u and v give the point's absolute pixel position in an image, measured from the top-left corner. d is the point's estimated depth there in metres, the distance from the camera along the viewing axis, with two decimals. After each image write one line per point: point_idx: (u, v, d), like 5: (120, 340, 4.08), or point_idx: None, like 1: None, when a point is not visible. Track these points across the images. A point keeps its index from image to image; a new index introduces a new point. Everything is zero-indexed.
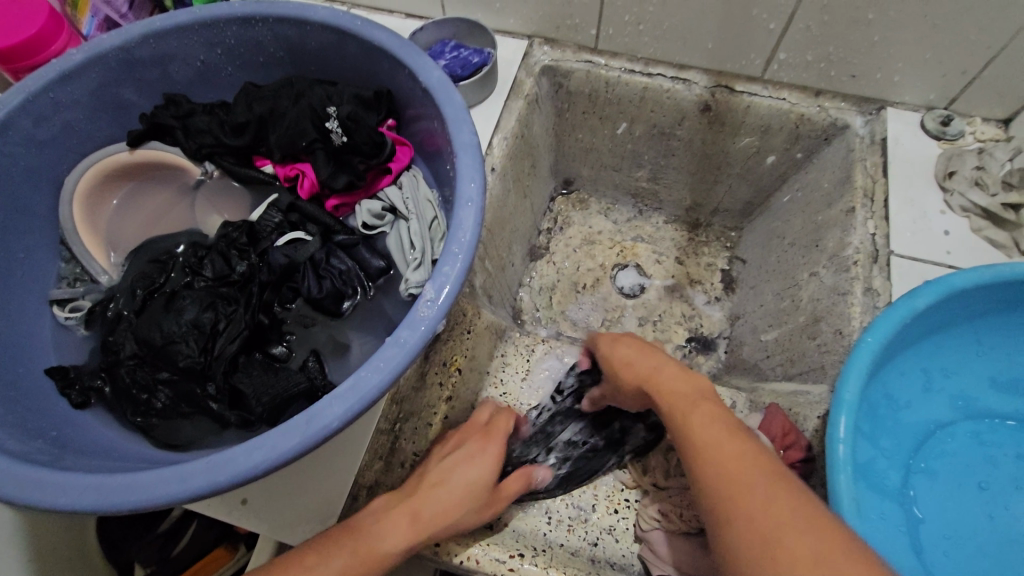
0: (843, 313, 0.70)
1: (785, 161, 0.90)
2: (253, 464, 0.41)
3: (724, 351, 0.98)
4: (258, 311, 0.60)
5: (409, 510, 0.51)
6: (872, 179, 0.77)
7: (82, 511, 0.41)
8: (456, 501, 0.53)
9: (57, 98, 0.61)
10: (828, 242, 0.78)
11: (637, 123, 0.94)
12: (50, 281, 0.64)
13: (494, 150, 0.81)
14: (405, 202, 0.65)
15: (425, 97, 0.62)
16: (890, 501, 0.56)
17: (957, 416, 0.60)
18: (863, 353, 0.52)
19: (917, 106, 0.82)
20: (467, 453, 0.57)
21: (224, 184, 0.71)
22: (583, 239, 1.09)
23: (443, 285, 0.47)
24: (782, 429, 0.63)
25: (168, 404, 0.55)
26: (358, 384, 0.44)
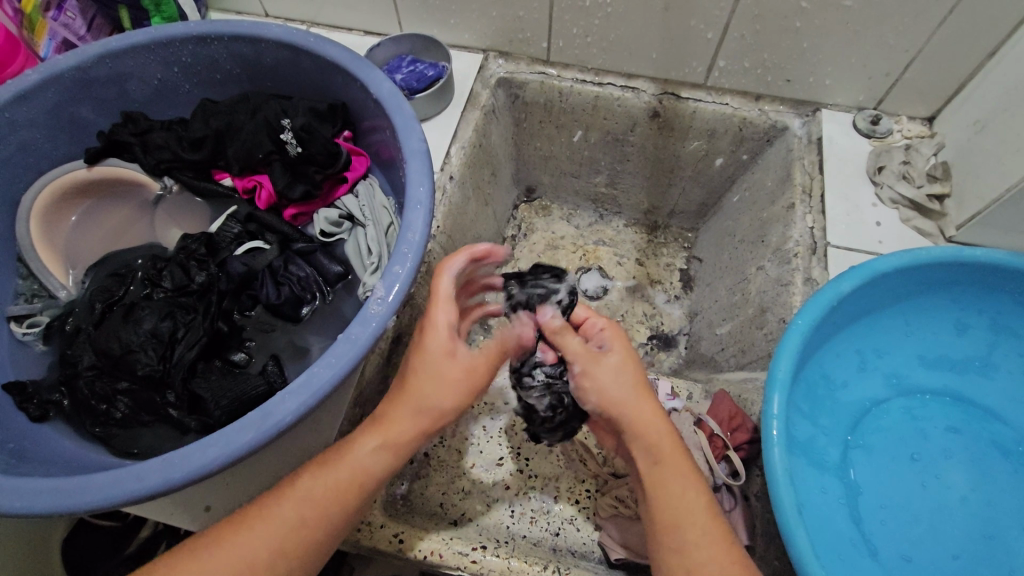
0: (785, 302, 0.73)
1: (732, 162, 0.95)
2: (208, 459, 0.42)
3: (684, 347, 1.01)
4: (217, 319, 0.61)
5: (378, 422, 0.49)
6: (810, 176, 0.82)
7: (39, 513, 0.41)
8: (425, 387, 0.49)
9: (12, 118, 0.62)
10: (772, 236, 0.83)
11: (592, 130, 0.98)
12: (7, 298, 0.65)
13: (451, 159, 0.84)
14: (362, 209, 0.67)
15: (377, 107, 0.64)
16: (830, 476, 0.59)
17: (891, 393, 0.64)
18: (794, 334, 0.55)
19: (849, 107, 0.87)
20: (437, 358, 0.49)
21: (184, 198, 0.73)
22: (547, 244, 1.12)
23: (393, 283, 0.50)
24: (728, 412, 0.65)
25: (128, 413, 0.56)
26: (311, 379, 0.45)
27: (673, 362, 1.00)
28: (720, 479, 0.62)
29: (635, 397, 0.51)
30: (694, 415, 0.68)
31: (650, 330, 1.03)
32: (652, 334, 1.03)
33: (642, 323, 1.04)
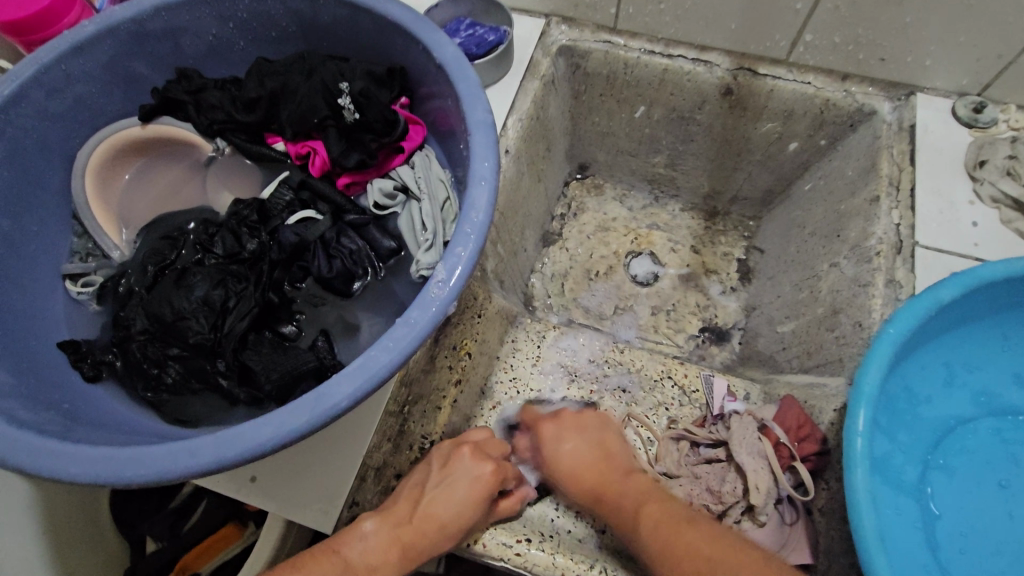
0: (863, 305, 0.68)
1: (807, 148, 0.88)
2: (260, 440, 0.41)
3: (738, 342, 0.96)
4: (268, 289, 0.59)
5: (398, 542, 0.52)
6: (898, 167, 0.74)
7: (91, 481, 0.41)
8: (440, 529, 0.54)
9: (70, 71, 0.60)
10: (850, 232, 0.76)
11: (656, 106, 0.92)
12: (62, 256, 0.64)
13: (509, 131, 0.80)
14: (417, 181, 0.64)
15: (438, 73, 0.60)
16: (905, 497, 0.55)
17: (979, 413, 0.59)
18: (884, 344, 0.50)
19: (949, 92, 0.78)
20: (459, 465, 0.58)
21: (236, 161, 0.70)
22: (598, 226, 1.07)
23: (454, 266, 0.46)
24: (796, 420, 0.61)
25: (178, 380, 0.55)
26: (367, 363, 0.43)
27: (725, 357, 0.95)
28: (785, 492, 0.59)
29: (590, 450, 0.63)
30: (758, 420, 0.64)
31: (702, 321, 0.99)
32: (704, 326, 0.98)
33: (695, 314, 0.99)
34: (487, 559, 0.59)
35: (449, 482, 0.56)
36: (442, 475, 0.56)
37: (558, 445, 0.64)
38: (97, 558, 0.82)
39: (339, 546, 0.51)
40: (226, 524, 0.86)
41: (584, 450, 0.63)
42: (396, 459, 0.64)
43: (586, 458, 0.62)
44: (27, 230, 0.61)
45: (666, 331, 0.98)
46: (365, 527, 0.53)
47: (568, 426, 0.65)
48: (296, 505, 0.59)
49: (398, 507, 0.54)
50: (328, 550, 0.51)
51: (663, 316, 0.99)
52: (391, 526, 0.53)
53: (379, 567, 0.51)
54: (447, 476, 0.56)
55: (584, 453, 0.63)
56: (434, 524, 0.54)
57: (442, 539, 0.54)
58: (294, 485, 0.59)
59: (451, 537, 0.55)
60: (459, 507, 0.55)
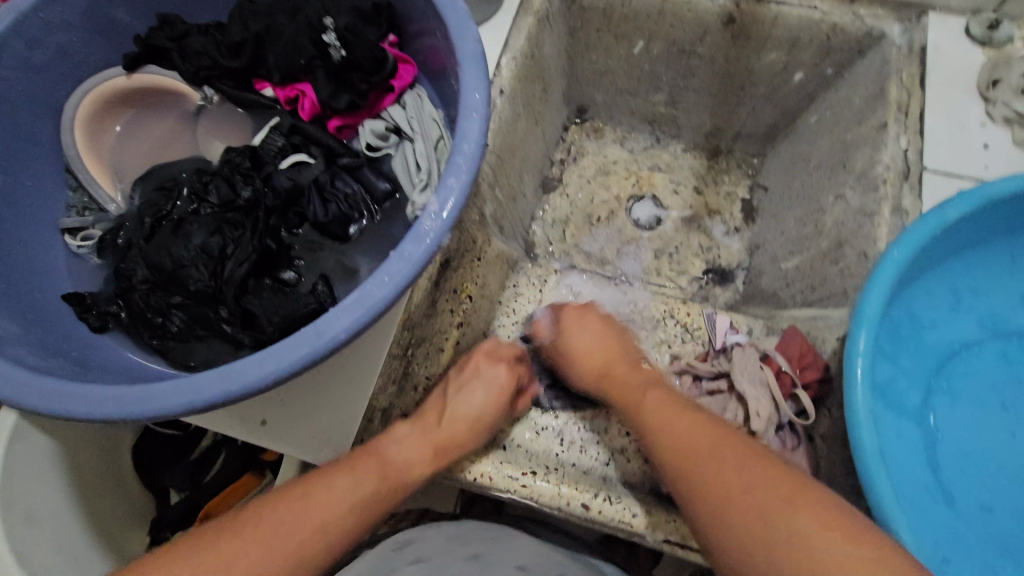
0: (868, 235, 0.67)
1: (813, 78, 0.85)
2: (264, 373, 0.42)
3: (742, 282, 0.96)
4: (266, 236, 0.59)
5: (432, 443, 0.56)
6: (908, 92, 0.72)
7: (103, 419, 0.42)
8: (469, 428, 0.59)
9: (48, 19, 0.58)
10: (856, 161, 0.74)
11: (655, 40, 0.89)
12: (59, 210, 0.64)
13: (502, 71, 0.77)
14: (409, 121, 0.62)
15: (426, 7, 0.58)
16: (908, 420, 0.55)
17: (985, 335, 0.58)
18: (889, 267, 0.50)
19: (963, 10, 0.75)
20: (477, 371, 0.63)
21: (225, 110, 0.69)
22: (598, 170, 1.06)
23: (448, 197, 0.46)
24: (799, 350, 0.61)
25: (184, 327, 0.55)
26: (364, 296, 0.43)
27: (729, 298, 0.95)
28: (786, 418, 0.60)
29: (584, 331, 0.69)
30: (760, 352, 0.65)
31: (706, 263, 0.98)
32: (707, 267, 0.98)
33: (698, 256, 0.98)
34: (495, 491, 0.61)
35: (468, 386, 0.61)
36: (460, 382, 0.62)
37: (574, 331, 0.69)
38: (123, 508, 0.86)
39: (377, 448, 0.54)
40: (244, 474, 0.90)
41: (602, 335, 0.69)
42: (400, 401, 0.65)
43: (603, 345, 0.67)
44: (20, 184, 0.61)
45: (669, 274, 0.97)
46: (398, 432, 0.56)
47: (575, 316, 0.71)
48: (310, 445, 0.60)
49: (427, 416, 0.58)
50: (368, 452, 0.53)
51: (666, 259, 0.98)
52: (422, 430, 0.56)
53: (417, 463, 0.54)
54: (465, 383, 0.61)
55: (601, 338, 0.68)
56: (464, 424, 0.58)
57: (474, 435, 0.59)
58: (306, 427, 0.61)
59: (479, 434, 0.60)
60: (482, 405, 0.60)
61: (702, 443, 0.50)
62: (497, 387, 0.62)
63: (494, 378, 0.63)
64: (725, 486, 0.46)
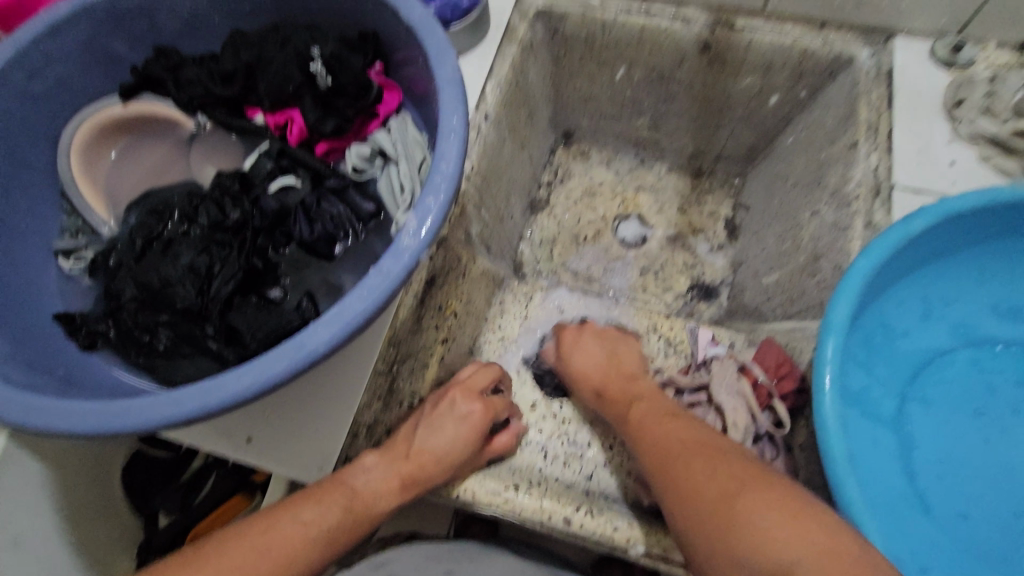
0: (842, 249, 0.68)
1: (789, 101, 0.88)
2: (243, 386, 0.43)
3: (726, 298, 0.97)
4: (252, 255, 0.60)
5: (398, 474, 0.56)
6: (877, 112, 0.74)
7: (85, 433, 0.43)
8: (436, 464, 0.58)
9: (48, 51, 0.62)
10: (830, 179, 0.76)
11: (636, 67, 0.92)
12: (53, 232, 0.66)
13: (486, 97, 0.80)
14: (394, 145, 0.65)
15: (409, 36, 0.61)
16: (883, 428, 0.56)
17: (957, 343, 0.59)
18: (854, 277, 0.51)
19: (927, 34, 0.78)
20: (449, 407, 0.62)
21: (217, 137, 0.71)
22: (585, 191, 1.08)
23: (425, 216, 0.48)
24: (776, 360, 0.63)
25: (170, 345, 0.57)
26: (343, 310, 0.44)
27: (713, 313, 0.97)
28: (763, 427, 0.60)
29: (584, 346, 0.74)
30: (738, 362, 0.65)
31: (690, 280, 0.99)
32: (692, 284, 0.99)
33: (683, 273, 1.00)
34: (478, 507, 0.61)
35: (437, 420, 0.60)
36: (432, 417, 0.61)
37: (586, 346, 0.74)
38: (111, 534, 0.85)
39: (344, 478, 0.55)
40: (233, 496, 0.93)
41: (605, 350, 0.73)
42: (386, 416, 0.65)
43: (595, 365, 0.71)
44: (17, 207, 0.63)
45: (654, 291, 0.99)
46: (366, 462, 0.56)
47: (589, 336, 0.75)
48: (294, 463, 0.61)
49: (396, 446, 0.58)
50: (335, 481, 0.54)
51: (651, 277, 1.00)
52: (388, 461, 0.57)
53: (382, 494, 0.55)
54: (436, 417, 0.61)
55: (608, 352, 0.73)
56: (429, 459, 0.57)
57: (443, 470, 0.58)
58: (291, 442, 0.61)
59: (446, 471, 0.58)
60: (451, 442, 0.59)
61: (703, 475, 0.50)
62: (470, 426, 0.61)
63: (467, 414, 0.62)
64: (735, 504, 0.45)
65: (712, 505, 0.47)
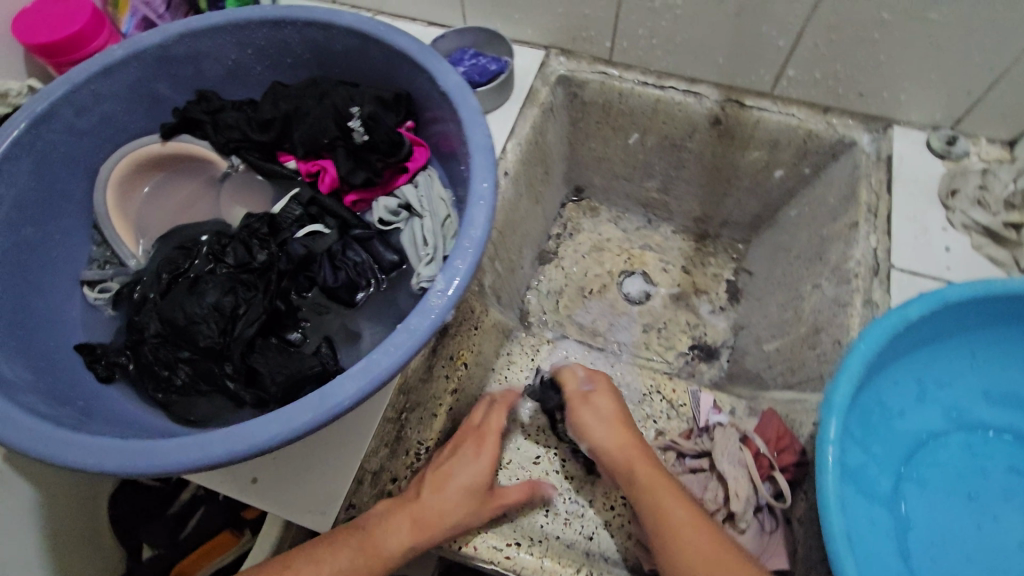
0: (842, 324, 0.71)
1: (793, 176, 0.92)
2: (268, 435, 0.44)
3: (727, 360, 0.99)
4: (276, 298, 0.63)
5: (410, 515, 0.56)
6: (876, 196, 0.78)
7: (106, 472, 0.43)
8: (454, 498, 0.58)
9: (97, 91, 0.65)
10: (831, 255, 0.80)
11: (649, 134, 0.97)
12: (82, 263, 0.68)
13: (507, 155, 0.84)
14: (419, 199, 0.68)
15: (442, 100, 0.65)
16: (879, 507, 0.58)
17: (950, 427, 0.62)
18: (856, 359, 0.53)
19: (924, 125, 0.83)
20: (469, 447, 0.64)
21: (248, 178, 0.74)
22: (593, 246, 1.11)
23: (453, 277, 0.50)
24: (776, 432, 0.64)
25: (188, 381, 0.58)
26: (369, 366, 0.46)
27: (714, 374, 0.98)
28: (764, 499, 0.62)
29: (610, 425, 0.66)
30: (740, 431, 0.67)
31: (692, 340, 1.02)
32: (694, 344, 1.01)
33: (685, 332, 1.02)
34: (478, 562, 0.61)
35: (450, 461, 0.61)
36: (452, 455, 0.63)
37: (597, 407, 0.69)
38: (98, 563, 0.82)
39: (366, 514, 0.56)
40: (222, 531, 0.88)
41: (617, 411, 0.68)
42: (392, 464, 0.65)
43: (612, 424, 0.66)
44: (51, 238, 0.64)
45: (657, 349, 1.01)
46: (379, 507, 0.58)
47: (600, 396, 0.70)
48: (297, 506, 0.61)
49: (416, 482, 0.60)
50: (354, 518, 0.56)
51: (654, 334, 1.02)
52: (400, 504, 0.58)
53: (393, 536, 0.55)
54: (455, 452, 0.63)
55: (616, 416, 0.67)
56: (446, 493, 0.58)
57: (459, 509, 0.58)
58: (295, 485, 0.62)
59: (462, 506, 0.59)
60: (468, 477, 0.60)
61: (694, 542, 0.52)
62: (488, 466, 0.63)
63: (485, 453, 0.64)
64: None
65: (695, 569, 0.51)
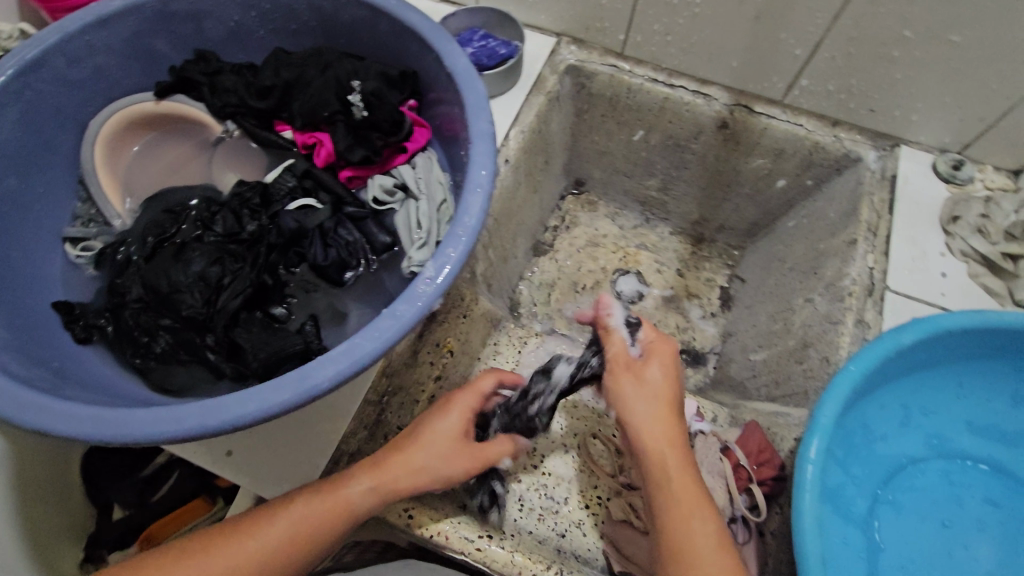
0: (831, 341, 0.71)
1: (795, 187, 0.91)
2: (243, 413, 0.43)
3: (713, 366, 0.99)
4: (263, 271, 0.61)
5: (372, 459, 0.54)
6: (877, 214, 0.78)
7: (76, 438, 0.42)
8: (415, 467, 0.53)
9: (92, 42, 0.62)
10: (827, 270, 0.80)
11: (654, 132, 0.95)
12: (65, 219, 0.66)
13: (510, 142, 0.82)
14: (417, 181, 0.66)
15: (448, 82, 0.63)
16: (853, 527, 0.58)
17: (930, 454, 0.62)
18: (843, 380, 0.54)
19: (931, 147, 0.82)
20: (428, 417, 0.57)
21: (243, 144, 0.72)
22: (588, 241, 1.11)
23: (443, 265, 0.49)
24: (758, 445, 0.65)
25: (167, 349, 0.57)
26: (352, 349, 0.45)
27: (699, 380, 0.98)
28: (739, 511, 0.62)
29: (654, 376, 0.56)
30: (721, 442, 0.68)
31: (680, 343, 1.02)
32: (681, 347, 1.01)
33: (674, 335, 1.02)
34: (448, 551, 0.61)
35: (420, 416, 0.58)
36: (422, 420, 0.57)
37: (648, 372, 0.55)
38: (64, 519, 0.81)
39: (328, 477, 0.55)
40: (193, 498, 0.88)
41: (664, 376, 0.55)
42: (368, 448, 0.63)
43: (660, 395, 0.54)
44: (34, 191, 0.62)
45: None
46: (349, 463, 0.57)
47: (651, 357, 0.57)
48: (268, 482, 0.61)
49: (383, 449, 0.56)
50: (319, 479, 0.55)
51: None
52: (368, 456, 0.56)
53: (350, 478, 0.53)
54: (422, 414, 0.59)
55: (658, 384, 0.55)
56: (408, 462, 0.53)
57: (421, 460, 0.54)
58: (271, 461, 0.61)
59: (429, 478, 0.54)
60: (432, 451, 0.54)
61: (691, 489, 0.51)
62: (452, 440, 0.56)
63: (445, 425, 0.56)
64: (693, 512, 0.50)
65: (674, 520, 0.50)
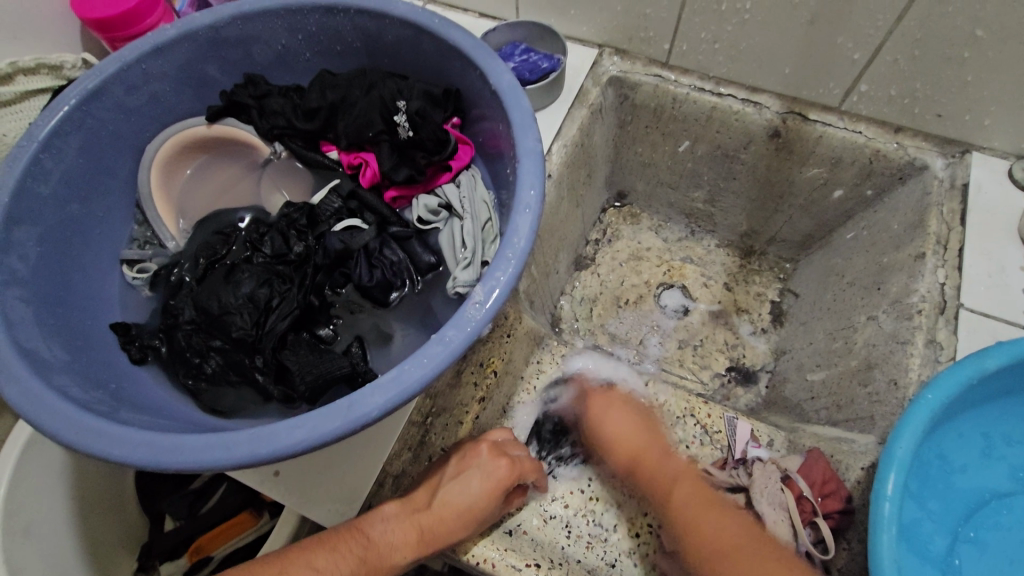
0: (899, 363, 0.66)
1: (853, 197, 0.86)
2: (293, 441, 0.42)
3: (765, 385, 0.95)
4: (310, 293, 0.62)
5: (416, 526, 0.57)
6: (947, 227, 0.73)
7: (132, 464, 0.43)
8: (458, 516, 0.58)
9: (148, 70, 0.64)
10: (891, 286, 0.75)
11: (700, 142, 0.92)
12: (123, 241, 0.68)
13: (552, 156, 0.80)
14: (461, 200, 0.65)
15: (492, 98, 0.62)
16: (933, 568, 0.54)
17: (1015, 488, 0.57)
18: (921, 411, 0.50)
19: (1007, 153, 0.76)
20: (468, 472, 0.60)
21: (290, 165, 0.73)
22: (631, 254, 1.08)
23: (493, 289, 0.48)
24: (821, 476, 0.62)
25: (218, 371, 0.57)
26: (401, 376, 0.44)
27: (750, 400, 0.94)
28: (803, 546, 0.60)
29: (622, 424, 0.71)
30: (783, 470, 0.67)
31: (730, 361, 0.98)
32: (731, 365, 0.97)
33: (722, 352, 0.98)
34: None
35: (465, 474, 0.60)
36: (461, 466, 0.61)
37: (608, 410, 0.73)
38: (118, 530, 0.83)
39: (362, 526, 0.55)
40: (240, 511, 0.84)
41: (630, 416, 0.72)
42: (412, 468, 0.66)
43: (628, 428, 0.70)
44: (93, 214, 0.64)
45: (691, 367, 0.97)
46: (386, 511, 0.57)
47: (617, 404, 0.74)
48: (316, 503, 0.60)
49: (419, 497, 0.59)
50: (354, 530, 0.55)
51: (689, 351, 0.98)
52: (407, 511, 0.58)
53: (398, 547, 0.55)
54: (464, 469, 0.61)
55: (630, 422, 0.71)
56: (451, 511, 0.58)
57: (466, 506, 0.58)
58: (319, 484, 0.60)
59: (466, 525, 0.58)
60: (475, 497, 0.58)
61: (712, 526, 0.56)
62: (489, 493, 0.60)
63: (483, 481, 0.60)
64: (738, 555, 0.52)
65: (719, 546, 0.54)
